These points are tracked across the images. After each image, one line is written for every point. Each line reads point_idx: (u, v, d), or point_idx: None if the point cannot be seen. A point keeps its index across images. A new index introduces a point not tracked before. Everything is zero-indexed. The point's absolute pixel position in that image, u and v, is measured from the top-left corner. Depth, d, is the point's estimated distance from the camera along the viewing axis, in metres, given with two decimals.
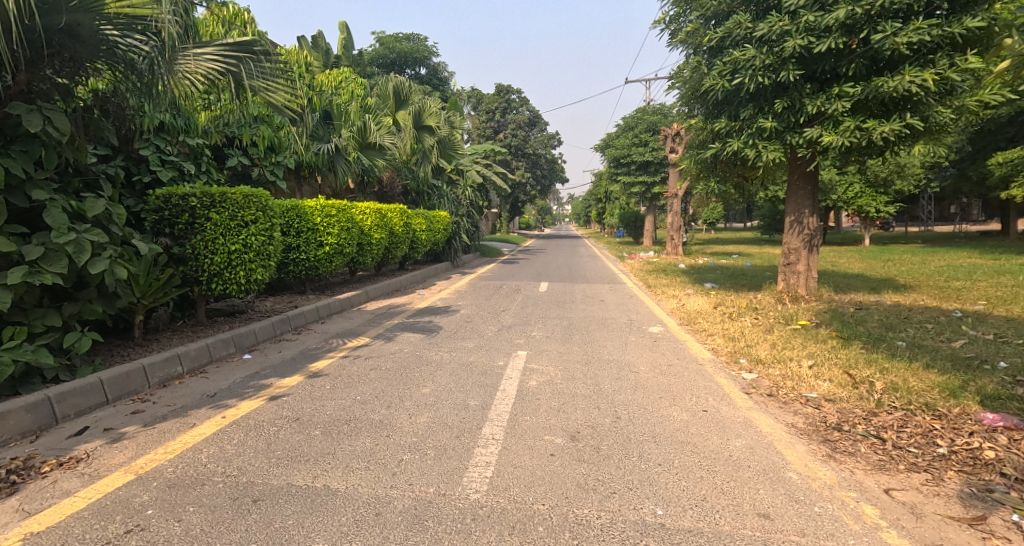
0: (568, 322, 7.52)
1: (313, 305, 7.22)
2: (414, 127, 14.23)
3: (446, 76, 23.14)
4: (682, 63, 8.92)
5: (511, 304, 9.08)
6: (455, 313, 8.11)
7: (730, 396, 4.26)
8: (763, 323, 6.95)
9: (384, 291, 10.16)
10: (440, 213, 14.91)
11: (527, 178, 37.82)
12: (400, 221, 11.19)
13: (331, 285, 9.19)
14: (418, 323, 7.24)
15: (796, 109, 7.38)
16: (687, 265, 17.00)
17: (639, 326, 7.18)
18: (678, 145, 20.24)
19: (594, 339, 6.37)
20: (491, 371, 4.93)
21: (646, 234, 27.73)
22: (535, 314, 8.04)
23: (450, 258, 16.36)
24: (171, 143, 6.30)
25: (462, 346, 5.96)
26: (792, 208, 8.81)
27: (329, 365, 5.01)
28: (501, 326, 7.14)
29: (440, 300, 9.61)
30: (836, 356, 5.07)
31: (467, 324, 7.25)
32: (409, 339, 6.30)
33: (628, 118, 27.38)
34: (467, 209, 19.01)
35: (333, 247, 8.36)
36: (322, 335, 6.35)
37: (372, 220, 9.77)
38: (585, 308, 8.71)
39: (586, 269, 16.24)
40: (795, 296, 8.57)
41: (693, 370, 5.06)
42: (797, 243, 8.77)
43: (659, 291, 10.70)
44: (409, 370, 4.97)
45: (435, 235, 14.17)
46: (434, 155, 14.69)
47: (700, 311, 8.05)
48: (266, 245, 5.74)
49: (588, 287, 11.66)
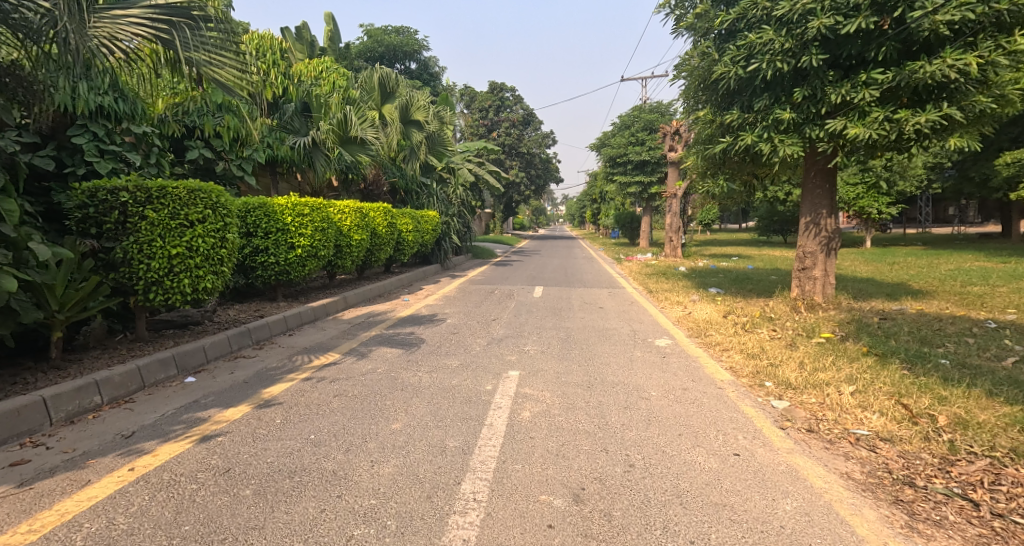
0: (566, 333, 6.78)
1: (281, 314, 6.46)
2: (401, 121, 13.50)
3: (437, 71, 22.40)
4: (689, 50, 8.22)
5: (502, 313, 8.32)
6: (440, 323, 7.34)
7: (762, 432, 3.55)
8: (782, 336, 6.25)
9: (366, 297, 9.42)
10: (429, 213, 14.13)
11: (521, 177, 37.10)
12: (385, 221, 10.43)
13: (307, 292, 8.42)
14: (398, 335, 6.47)
15: (817, 98, 6.67)
16: (687, 268, 16.31)
17: (644, 339, 6.46)
18: (677, 144, 19.56)
19: (595, 355, 5.64)
20: (477, 399, 4.18)
21: (643, 235, 27.07)
22: (529, 325, 7.29)
23: (440, 260, 15.61)
24: (114, 130, 5.55)
25: (445, 364, 5.21)
26: (809, 207, 8.12)
27: (285, 390, 4.23)
28: (490, 339, 6.40)
29: (426, 307, 8.84)
30: (878, 379, 4.33)
31: (453, 337, 6.48)
32: (385, 356, 5.54)
33: (624, 116, 26.68)
34: (458, 209, 18.27)
35: (307, 249, 7.57)
36: (288, 350, 5.59)
37: (353, 220, 9.00)
38: (583, 317, 7.98)
39: (583, 272, 15.51)
40: (812, 305, 7.88)
41: (712, 396, 4.33)
42: (813, 246, 8.08)
43: (663, 296, 9.99)
44: (379, 397, 4.22)
45: (423, 237, 13.40)
46: (422, 152, 13.98)
47: (710, 321, 7.36)
48: (218, 248, 4.94)
49: (585, 292, 10.92)
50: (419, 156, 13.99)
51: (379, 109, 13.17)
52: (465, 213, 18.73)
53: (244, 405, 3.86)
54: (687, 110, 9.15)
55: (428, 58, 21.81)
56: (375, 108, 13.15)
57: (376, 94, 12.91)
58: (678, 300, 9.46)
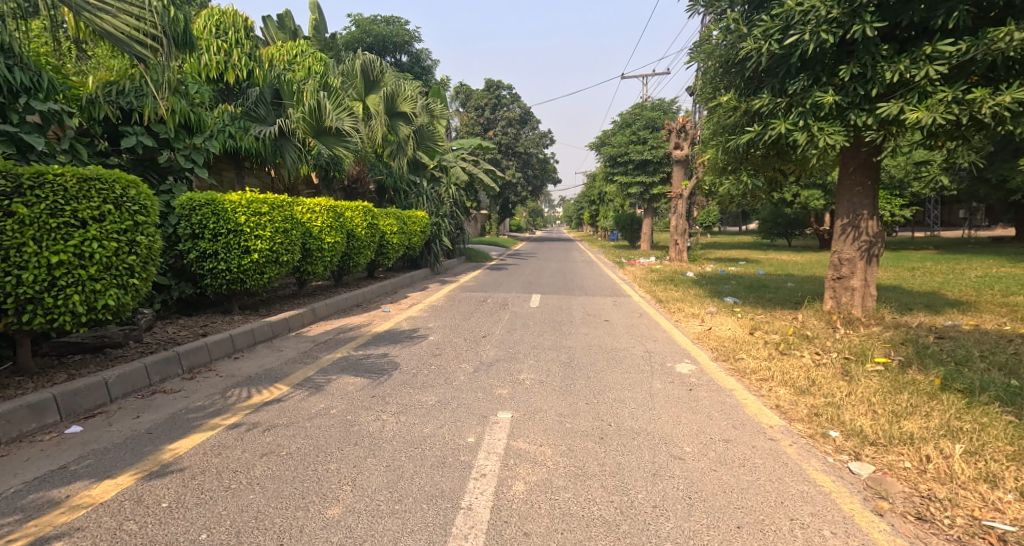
0: (569, 356, 5.73)
1: (227, 332, 5.38)
2: (387, 113, 12.46)
3: (429, 64, 21.35)
4: (710, 26, 7.20)
5: (492, 328, 7.25)
6: (419, 342, 6.27)
7: (858, 525, 2.50)
8: (828, 361, 5.21)
9: (341, 307, 8.36)
10: (417, 212, 13.06)
11: (517, 178, 36.08)
12: (364, 221, 9.36)
13: (270, 303, 7.35)
14: (367, 359, 5.39)
15: (868, 78, 5.65)
16: (695, 273, 15.28)
17: (662, 364, 5.42)
18: (683, 141, 18.59)
19: (604, 390, 4.59)
20: (455, 461, 3.13)
21: (644, 237, 26.06)
22: (524, 344, 6.23)
23: (429, 265, 14.54)
24: (9, 105, 4.53)
25: (419, 402, 4.16)
26: (846, 207, 7.09)
27: (196, 447, 3.14)
28: (476, 365, 5.33)
29: (409, 320, 7.77)
30: (985, 430, 3.29)
31: (433, 362, 5.42)
32: (345, 389, 4.46)
33: (625, 114, 25.63)
34: (450, 210, 17.22)
35: (266, 254, 6.44)
36: (228, 380, 4.51)
37: (324, 219, 7.92)
38: (587, 334, 6.93)
39: (585, 278, 14.48)
40: (852, 320, 6.86)
41: (765, 453, 3.27)
42: (851, 252, 7.07)
43: (675, 308, 8.97)
44: (322, 456, 3.14)
45: (410, 239, 12.33)
46: (410, 147, 12.93)
47: (736, 341, 6.33)
48: (129, 255, 3.85)
49: (587, 302, 9.89)
50: (407, 151, 12.96)
51: (363, 100, 12.16)
52: (458, 214, 17.70)
53: (126, 475, 2.77)
54: (706, 97, 8.12)
55: (420, 50, 20.77)
56: (359, 98, 12.15)
57: (360, 82, 11.88)
58: (692, 313, 8.43)
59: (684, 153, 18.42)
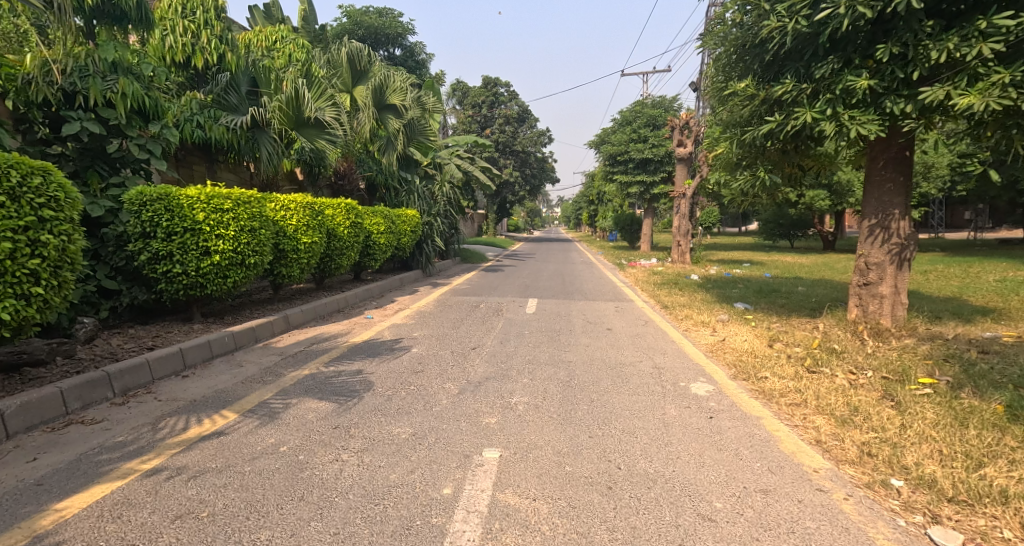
0: (568, 374, 5.05)
1: (176, 346, 4.68)
2: (376, 106, 11.80)
3: (424, 59, 20.68)
4: (725, 7, 6.56)
5: (483, 338, 6.58)
6: (400, 356, 5.59)
7: None
8: (865, 382, 4.55)
9: (320, 313, 7.67)
10: (408, 211, 12.38)
11: (515, 177, 35.45)
12: (346, 219, 8.66)
13: (239, 311, 6.67)
14: (337, 377, 4.71)
15: (909, 59, 5.01)
16: (700, 276, 14.64)
17: (675, 384, 4.76)
18: (687, 138, 17.95)
19: (610, 419, 3.93)
20: (426, 526, 2.48)
21: (644, 239, 25.42)
22: (518, 359, 5.56)
23: (421, 266, 13.87)
24: None
25: (391, 435, 3.50)
26: (874, 206, 6.45)
27: (93, 506, 2.47)
28: (462, 385, 4.66)
29: (393, 328, 7.09)
30: None
31: (414, 381, 4.74)
32: (305, 416, 3.78)
33: (625, 111, 24.99)
34: (444, 209, 16.56)
35: (229, 256, 5.73)
36: (169, 405, 3.83)
37: (301, 217, 7.24)
38: (588, 346, 6.27)
39: (585, 280, 13.82)
40: (880, 330, 6.22)
41: (818, 512, 2.62)
42: (880, 256, 6.42)
43: (682, 317, 8.32)
44: (253, 518, 2.46)
45: (398, 239, 11.66)
46: (400, 142, 12.27)
47: (755, 356, 5.68)
48: (31, 256, 3.35)
49: (587, 308, 9.23)
50: (397, 147, 12.30)
51: (350, 91, 11.52)
52: (452, 213, 17.03)
53: None
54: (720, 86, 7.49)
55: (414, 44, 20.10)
56: (346, 89, 11.51)
57: (347, 71, 11.24)
58: (702, 322, 7.78)
59: (687, 151, 17.86)
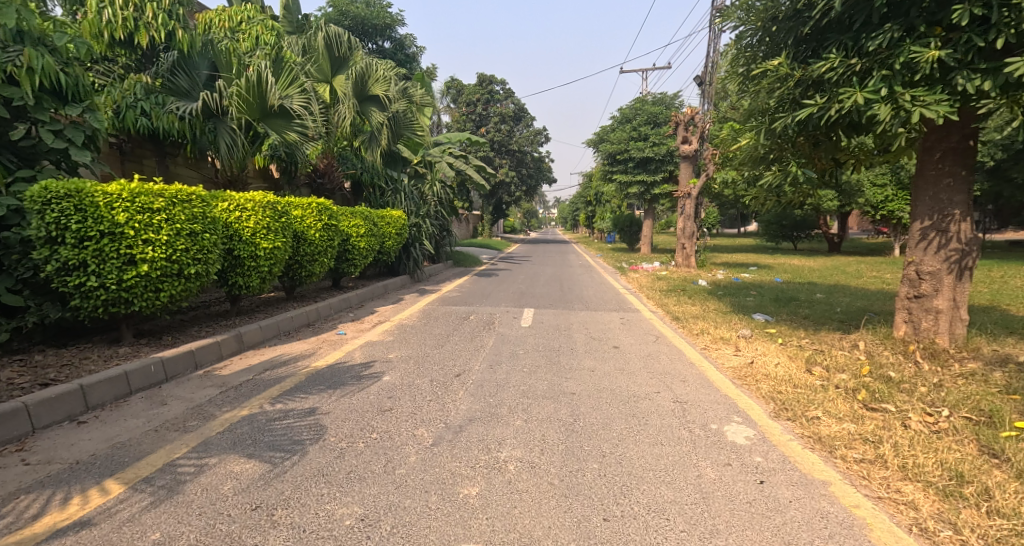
0: (571, 416, 4.10)
1: (75, 383, 3.69)
2: (357, 98, 10.85)
3: (414, 51, 19.68)
4: None
5: (471, 362, 5.62)
6: (368, 388, 4.62)
7: None
8: (948, 428, 3.61)
9: (285, 330, 6.67)
10: (393, 212, 11.40)
11: (510, 177, 34.52)
12: (318, 222, 7.67)
13: (184, 329, 5.67)
14: (282, 420, 3.74)
15: (992, 23, 4.13)
16: (707, 282, 13.72)
17: (705, 431, 3.81)
18: (691, 135, 17.01)
19: (628, 489, 2.97)
20: None
21: (645, 241, 24.49)
22: (509, 393, 4.61)
23: (409, 271, 12.91)
24: None
25: (331, 523, 2.54)
26: (928, 206, 5.53)
27: None
28: (438, 434, 3.71)
29: (367, 348, 6.13)
30: None
31: (378, 426, 3.78)
32: (220, 486, 2.82)
33: (625, 108, 24.09)
34: (434, 210, 15.60)
35: (161, 266, 4.70)
36: (38, 471, 2.86)
37: (259, 218, 6.23)
38: (593, 373, 5.33)
39: (585, 287, 12.88)
40: (937, 353, 5.28)
41: None
42: (934, 264, 5.49)
43: (698, 333, 7.36)
44: None
45: (380, 243, 10.68)
46: (384, 138, 11.31)
47: (796, 387, 4.72)
48: None
49: (590, 321, 8.28)
50: (381, 143, 11.35)
51: (329, 81, 10.57)
52: (444, 214, 16.08)
53: None
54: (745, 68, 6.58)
55: (404, 37, 19.10)
56: (325, 79, 10.59)
57: (325, 60, 10.31)
58: (722, 341, 6.82)
59: (692, 148, 16.95)
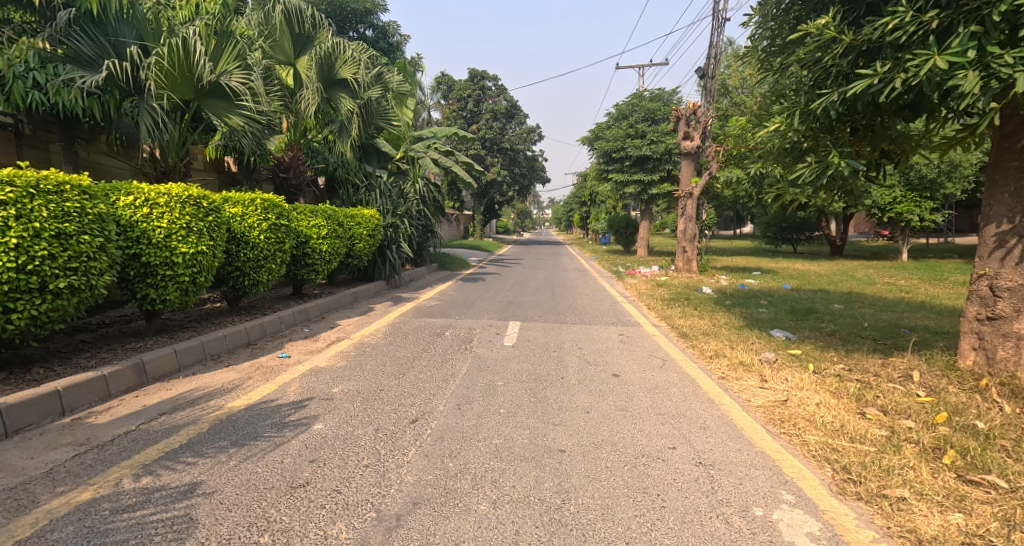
0: (556, 494, 2.97)
1: None
2: (324, 82, 9.74)
3: (398, 40, 18.55)
4: None
5: (434, 401, 4.47)
6: (287, 442, 3.45)
7: None
8: None
9: (214, 353, 5.47)
10: (364, 211, 10.22)
11: (502, 176, 33.39)
12: (260, 220, 6.45)
13: (69, 358, 4.48)
14: (135, 510, 2.63)
15: None
16: (712, 289, 12.64)
17: (747, 526, 2.70)
18: (693, 130, 15.90)
19: None
20: None
21: (641, 243, 23.41)
22: (476, 452, 3.46)
23: (385, 277, 11.73)
24: None
25: None
26: (1008, 205, 4.43)
27: None
28: (361, 537, 2.55)
29: (308, 379, 4.97)
30: None
31: (277, 516, 2.64)
32: None
33: (621, 104, 23.00)
34: (418, 209, 14.44)
35: (11, 278, 3.53)
36: None
37: (175, 217, 5.00)
38: (589, 419, 4.19)
39: (580, 294, 11.77)
40: (1022, 391, 4.17)
41: None
42: (1015, 279, 4.40)
43: (714, 357, 6.24)
44: None
45: (347, 245, 9.47)
46: (356, 127, 10.08)
47: (856, 444, 3.57)
48: None
49: (585, 340, 7.15)
50: (352, 133, 10.13)
51: (292, 63, 9.57)
52: (428, 214, 14.89)
53: None
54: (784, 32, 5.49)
55: (386, 24, 18.03)
56: (288, 60, 9.51)
57: (285, 39, 9.21)
58: (744, 370, 5.69)
59: (694, 144, 15.80)
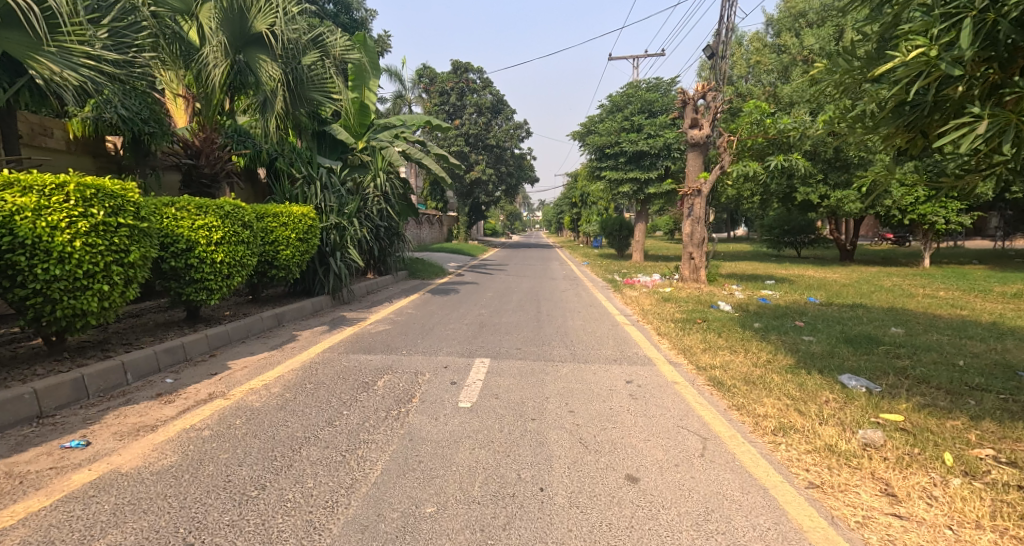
0: None
1: None
2: (236, 38, 7.41)
3: (361, 15, 16.38)
4: None
5: None
6: None
7: None
8: None
9: None
10: (293, 208, 7.92)
11: (487, 175, 31.15)
12: (73, 218, 4.16)
13: None
14: None
15: None
16: (731, 305, 10.47)
17: None
18: (702, 117, 13.67)
19: None
20: None
21: (637, 247, 21.18)
22: None
23: (329, 291, 9.45)
24: None
25: None
26: None
27: None
28: None
29: (76, 507, 2.71)
30: None
31: None
32: None
33: (615, 96, 20.86)
34: (380, 208, 12.16)
35: None
36: None
37: None
38: None
39: (572, 312, 9.54)
40: None
41: None
42: None
43: (782, 438, 4.02)
44: None
45: (263, 252, 7.19)
46: (279, 100, 7.79)
47: None
48: None
49: (580, 395, 4.93)
50: (275, 108, 7.83)
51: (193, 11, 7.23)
52: (392, 215, 12.60)
53: None
54: None
55: None
56: (186, 8, 7.24)
57: None
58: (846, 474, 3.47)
59: (703, 133, 13.60)
